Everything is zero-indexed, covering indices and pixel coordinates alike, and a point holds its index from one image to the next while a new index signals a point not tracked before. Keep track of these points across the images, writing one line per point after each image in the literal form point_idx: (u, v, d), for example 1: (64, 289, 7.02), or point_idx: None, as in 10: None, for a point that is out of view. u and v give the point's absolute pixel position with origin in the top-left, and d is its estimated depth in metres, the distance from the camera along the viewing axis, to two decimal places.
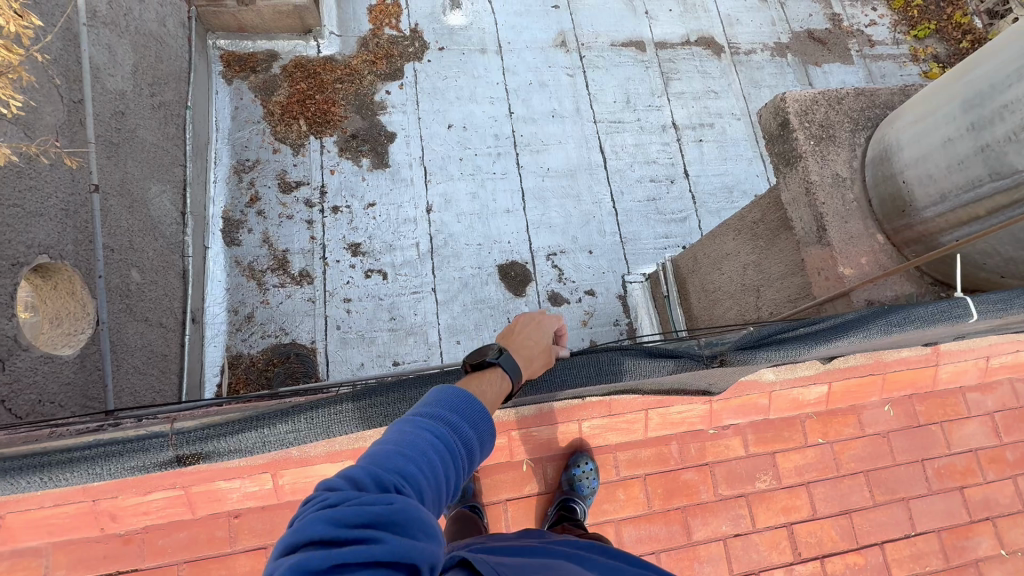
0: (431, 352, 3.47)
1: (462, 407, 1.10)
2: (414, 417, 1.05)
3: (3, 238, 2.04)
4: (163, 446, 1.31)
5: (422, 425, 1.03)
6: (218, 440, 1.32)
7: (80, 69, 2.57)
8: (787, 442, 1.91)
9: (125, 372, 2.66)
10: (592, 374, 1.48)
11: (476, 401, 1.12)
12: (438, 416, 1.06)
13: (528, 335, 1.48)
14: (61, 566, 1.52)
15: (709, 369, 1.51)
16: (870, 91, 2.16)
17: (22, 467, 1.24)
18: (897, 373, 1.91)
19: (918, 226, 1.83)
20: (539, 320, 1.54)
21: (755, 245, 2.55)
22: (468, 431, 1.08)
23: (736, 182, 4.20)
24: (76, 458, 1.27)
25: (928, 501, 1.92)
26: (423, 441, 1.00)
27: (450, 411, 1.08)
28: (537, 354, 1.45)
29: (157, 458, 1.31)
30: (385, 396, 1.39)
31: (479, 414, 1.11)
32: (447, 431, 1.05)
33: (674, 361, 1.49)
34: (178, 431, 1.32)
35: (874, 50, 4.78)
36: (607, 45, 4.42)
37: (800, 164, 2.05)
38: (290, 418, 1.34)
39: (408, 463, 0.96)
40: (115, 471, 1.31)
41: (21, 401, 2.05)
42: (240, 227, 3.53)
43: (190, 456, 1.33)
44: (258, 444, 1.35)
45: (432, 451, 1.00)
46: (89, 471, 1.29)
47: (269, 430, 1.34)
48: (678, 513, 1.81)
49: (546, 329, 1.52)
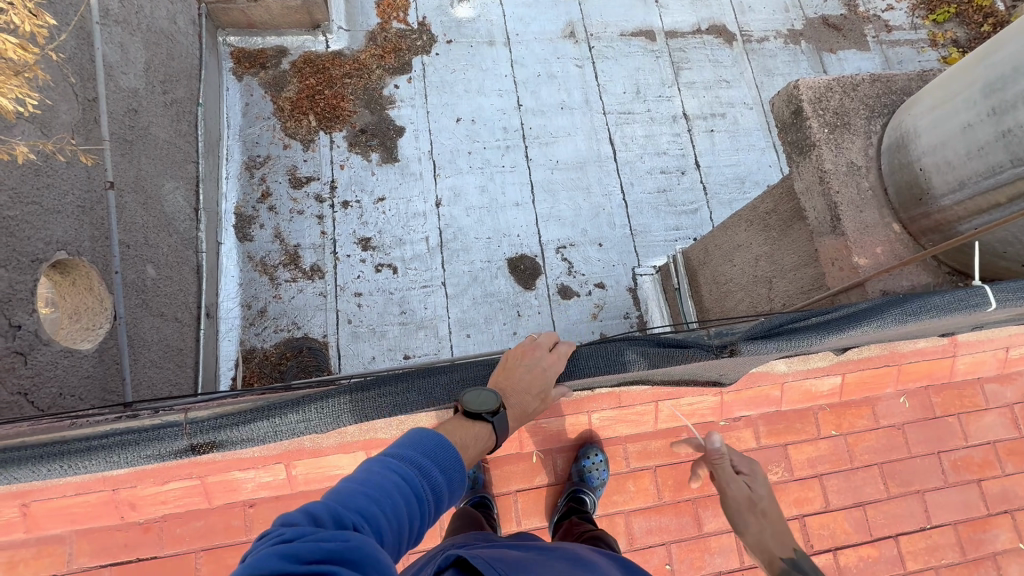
0: (441, 345, 3.49)
1: (433, 451, 1.18)
2: (384, 459, 1.13)
3: (23, 235, 2.08)
4: (177, 435, 1.34)
5: (390, 467, 1.11)
6: (231, 428, 1.35)
7: (94, 67, 2.60)
8: (799, 434, 1.89)
9: (143, 366, 2.72)
10: (600, 364, 1.49)
11: (448, 447, 1.20)
12: (407, 459, 1.14)
13: (527, 379, 1.47)
14: (83, 554, 1.57)
15: (718, 359, 1.51)
16: (886, 77, 2.11)
17: (44, 455, 1.29)
18: (913, 365, 1.88)
19: (935, 215, 1.79)
20: (542, 367, 1.51)
21: (767, 236, 2.52)
22: (436, 475, 1.15)
23: (748, 172, 4.14)
24: (93, 447, 1.30)
25: (944, 494, 1.90)
26: (389, 483, 1.08)
27: (421, 455, 1.16)
28: (531, 407, 1.46)
29: (171, 447, 1.34)
30: (393, 386, 1.42)
31: (450, 460, 1.18)
32: (414, 474, 1.12)
33: (681, 350, 1.49)
34: (192, 420, 1.35)
35: (891, 36, 4.67)
36: (616, 35, 4.37)
37: (814, 153, 2.01)
38: (300, 408, 1.36)
39: (371, 503, 1.03)
40: (131, 459, 1.35)
41: (42, 394, 2.11)
42: (252, 223, 3.58)
43: (203, 446, 1.36)
44: (270, 433, 1.37)
45: (396, 492, 1.07)
46: (106, 460, 1.32)
47: (280, 420, 1.36)
48: (688, 505, 1.81)
49: (548, 379, 1.49)
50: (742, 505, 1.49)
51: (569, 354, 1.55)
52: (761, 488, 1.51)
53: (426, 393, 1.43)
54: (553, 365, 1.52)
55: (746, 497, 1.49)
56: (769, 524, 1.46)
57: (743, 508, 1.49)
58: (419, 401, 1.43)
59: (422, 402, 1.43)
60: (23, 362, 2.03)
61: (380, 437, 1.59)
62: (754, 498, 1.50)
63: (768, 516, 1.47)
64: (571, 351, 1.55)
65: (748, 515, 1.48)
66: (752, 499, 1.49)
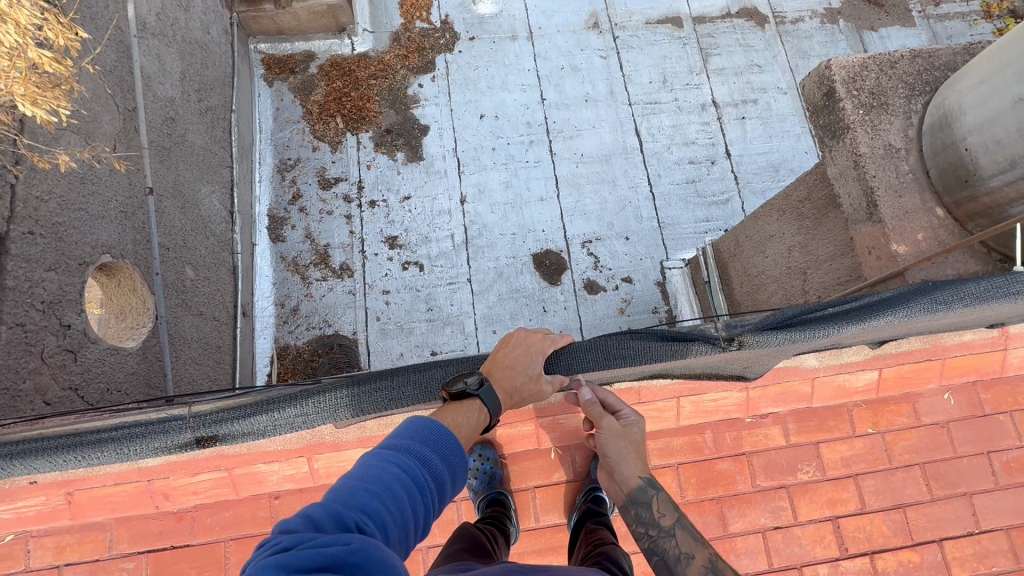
0: (468, 342, 3.51)
1: (431, 438, 1.21)
2: (382, 451, 1.15)
3: (72, 240, 2.20)
4: (181, 429, 1.40)
5: (389, 459, 1.13)
6: (232, 422, 1.40)
7: (132, 79, 2.72)
8: (832, 432, 1.80)
9: (184, 362, 2.84)
10: (599, 359, 1.47)
11: (446, 434, 1.23)
12: (406, 450, 1.17)
13: (515, 360, 1.49)
14: (123, 540, 1.65)
15: (726, 352, 1.45)
16: (928, 52, 1.97)
17: (60, 446, 1.36)
18: (959, 358, 1.76)
19: (983, 198, 1.67)
20: (528, 344, 1.51)
21: (800, 225, 2.40)
22: (438, 464, 1.19)
23: (782, 159, 3.98)
24: (104, 439, 1.38)
25: (994, 497, 1.77)
26: (390, 475, 1.10)
27: (420, 444, 1.19)
28: (520, 383, 1.46)
29: (177, 440, 1.41)
30: (387, 381, 1.43)
31: (449, 446, 1.22)
32: (414, 464, 1.15)
33: (684, 344, 1.45)
34: (195, 414, 1.41)
35: (939, 9, 4.39)
36: (641, 23, 4.26)
37: (847, 136, 1.91)
38: (297, 402, 1.40)
39: (372, 498, 1.05)
40: (140, 451, 1.41)
41: (92, 389, 2.23)
42: (284, 224, 3.68)
43: (207, 438, 1.43)
44: (269, 426, 1.42)
45: (398, 485, 1.10)
46: (117, 452, 1.40)
47: (279, 414, 1.40)
48: (713, 504, 1.75)
49: (534, 355, 1.49)
50: (616, 438, 1.50)
51: (560, 341, 1.54)
52: (635, 425, 1.54)
53: (422, 387, 1.44)
54: (540, 343, 1.52)
55: (622, 431, 1.51)
56: (636, 453, 1.52)
57: (618, 441, 1.50)
58: (414, 395, 1.45)
59: (416, 396, 1.45)
60: (73, 360, 2.15)
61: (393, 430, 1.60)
62: (630, 434, 1.52)
63: (636, 448, 1.52)
64: (563, 339, 1.55)
65: (620, 445, 1.50)
66: (625, 432, 1.51)
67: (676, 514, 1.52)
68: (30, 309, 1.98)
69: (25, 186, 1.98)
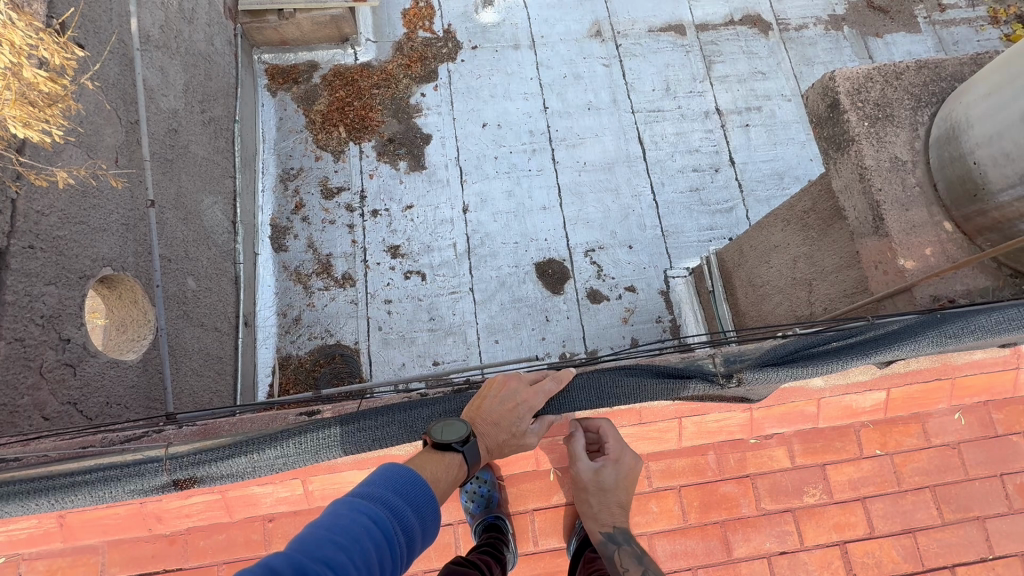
0: (470, 352, 3.48)
1: (407, 490, 1.22)
2: (354, 500, 1.16)
3: (73, 253, 2.19)
4: (158, 471, 1.39)
5: (361, 509, 1.14)
6: (209, 464, 1.40)
7: (135, 92, 2.71)
8: (838, 453, 1.76)
9: (185, 374, 2.83)
10: (592, 398, 1.48)
11: (423, 485, 1.24)
12: (380, 500, 1.18)
13: (498, 415, 1.42)
14: (115, 564, 1.63)
15: (724, 388, 1.48)
16: (935, 62, 1.93)
17: (33, 490, 1.36)
18: (968, 378, 1.72)
19: (993, 212, 1.63)
20: (518, 400, 1.43)
21: (806, 236, 2.37)
22: (410, 517, 1.19)
23: (788, 167, 3.94)
24: (78, 482, 1.37)
25: (1008, 522, 1.72)
26: (359, 526, 1.11)
27: (394, 495, 1.20)
28: (503, 439, 1.41)
29: (152, 483, 1.40)
30: (373, 421, 1.43)
31: (424, 499, 1.23)
32: (384, 515, 1.16)
33: (680, 380, 1.47)
34: (171, 456, 1.41)
35: (944, 15, 4.37)
36: (644, 31, 4.24)
37: (852, 148, 1.87)
38: (279, 442, 1.40)
39: (338, 551, 1.06)
40: (115, 494, 1.40)
41: (90, 403, 2.20)
42: (287, 233, 3.68)
43: (184, 480, 1.41)
44: (249, 468, 1.41)
45: (366, 537, 1.11)
46: (91, 495, 1.39)
47: (258, 455, 1.40)
48: (716, 528, 1.71)
49: (521, 413, 1.43)
50: (585, 485, 1.53)
51: (555, 388, 1.46)
52: (608, 473, 1.52)
53: (409, 426, 1.44)
54: (529, 398, 1.44)
55: (590, 480, 1.52)
56: (597, 504, 1.53)
57: (583, 490, 1.54)
58: (399, 433, 1.44)
59: (401, 435, 1.44)
60: (73, 374, 2.14)
61: (387, 455, 1.57)
62: (599, 483, 1.52)
63: (602, 495, 1.53)
64: (557, 388, 1.47)
65: (586, 492, 1.53)
66: (595, 480, 1.52)
67: (642, 568, 1.46)
68: (30, 324, 1.97)
69: (25, 201, 1.98)
